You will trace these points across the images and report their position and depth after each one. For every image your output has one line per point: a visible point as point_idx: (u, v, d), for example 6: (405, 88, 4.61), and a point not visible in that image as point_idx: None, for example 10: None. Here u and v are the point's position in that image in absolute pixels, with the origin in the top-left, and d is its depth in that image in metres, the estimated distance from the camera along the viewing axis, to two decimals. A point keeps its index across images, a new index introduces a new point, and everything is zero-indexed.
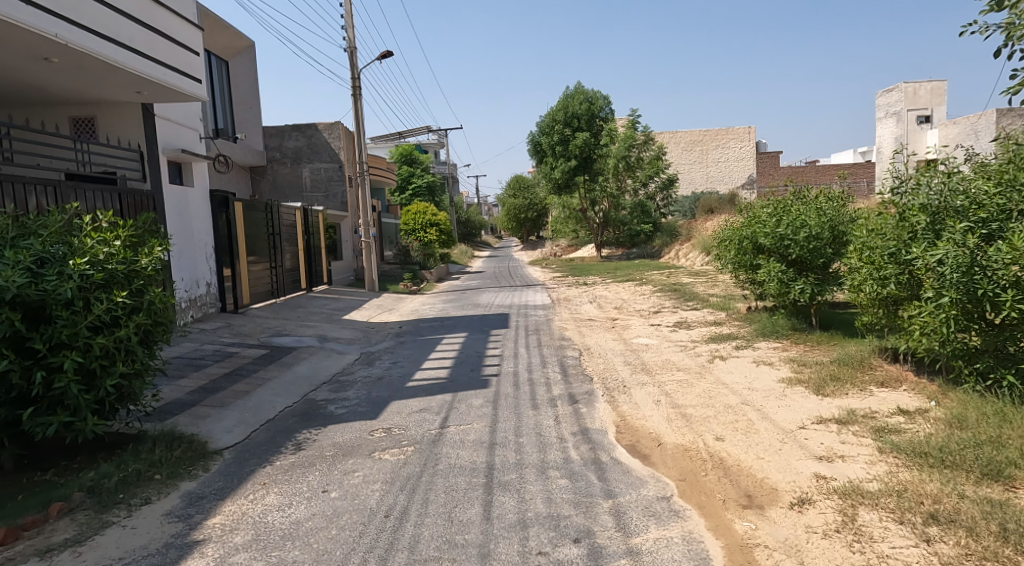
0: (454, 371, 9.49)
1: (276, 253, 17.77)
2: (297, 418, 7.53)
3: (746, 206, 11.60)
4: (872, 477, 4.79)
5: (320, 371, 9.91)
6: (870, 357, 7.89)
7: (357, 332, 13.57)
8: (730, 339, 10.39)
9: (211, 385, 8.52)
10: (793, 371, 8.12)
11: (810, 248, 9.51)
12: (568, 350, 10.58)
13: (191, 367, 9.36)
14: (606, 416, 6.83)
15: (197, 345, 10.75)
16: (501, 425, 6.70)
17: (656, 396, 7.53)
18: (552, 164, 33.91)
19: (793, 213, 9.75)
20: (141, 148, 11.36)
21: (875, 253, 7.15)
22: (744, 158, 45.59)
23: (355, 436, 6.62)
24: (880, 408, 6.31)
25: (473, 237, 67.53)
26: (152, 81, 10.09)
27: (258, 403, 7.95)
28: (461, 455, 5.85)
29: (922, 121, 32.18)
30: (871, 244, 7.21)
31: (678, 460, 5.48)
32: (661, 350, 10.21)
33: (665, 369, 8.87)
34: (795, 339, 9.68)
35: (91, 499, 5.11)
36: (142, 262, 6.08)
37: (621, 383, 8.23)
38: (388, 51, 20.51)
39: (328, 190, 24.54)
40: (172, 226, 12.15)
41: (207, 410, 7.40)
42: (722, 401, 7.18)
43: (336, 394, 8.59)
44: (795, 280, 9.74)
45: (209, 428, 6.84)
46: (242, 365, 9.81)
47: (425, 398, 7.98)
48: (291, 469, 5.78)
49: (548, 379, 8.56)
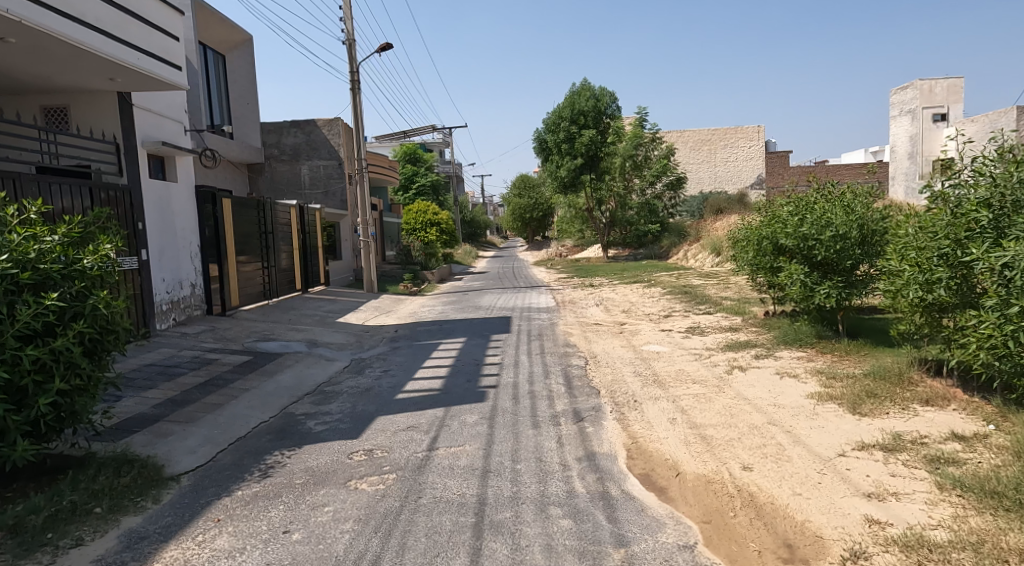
0: (449, 382, 8.67)
1: (270, 253, 17.03)
2: (271, 436, 6.77)
3: (764, 204, 10.72)
4: (938, 524, 3.98)
5: (305, 382, 9.11)
6: (909, 370, 7.08)
7: (350, 337, 12.81)
8: (748, 347, 9.60)
9: (182, 397, 7.78)
10: (822, 385, 7.32)
11: (836, 249, 8.56)
12: (573, 358, 9.80)
13: (163, 376, 8.62)
14: (615, 438, 6.07)
15: (174, 352, 10.03)
16: (496, 447, 5.94)
17: (671, 413, 6.75)
18: (557, 162, 33.54)
19: (816, 211, 8.85)
20: (117, 140, 10.62)
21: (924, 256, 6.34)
22: (753, 158, 44.77)
23: (332, 460, 5.84)
24: (930, 432, 5.52)
25: (478, 237, 66.85)
26: (124, 66, 9.42)
27: (231, 418, 7.21)
28: (449, 486, 5.07)
29: (938, 120, 31.26)
30: (917, 245, 6.40)
31: (701, 497, 4.69)
32: (674, 360, 9.38)
33: (680, 382, 8.04)
34: (822, 349, 8.84)
35: (12, 539, 4.36)
36: (85, 262, 5.35)
37: (631, 397, 7.45)
38: (388, 44, 19.84)
39: (327, 188, 23.75)
40: (150, 222, 11.38)
41: (171, 427, 6.66)
42: (745, 420, 6.38)
43: (318, 408, 7.82)
44: (819, 284, 8.83)
45: (167, 450, 6.08)
46: (220, 374, 9.06)
47: (414, 413, 7.21)
48: (252, 502, 5.02)
49: (551, 392, 7.78)
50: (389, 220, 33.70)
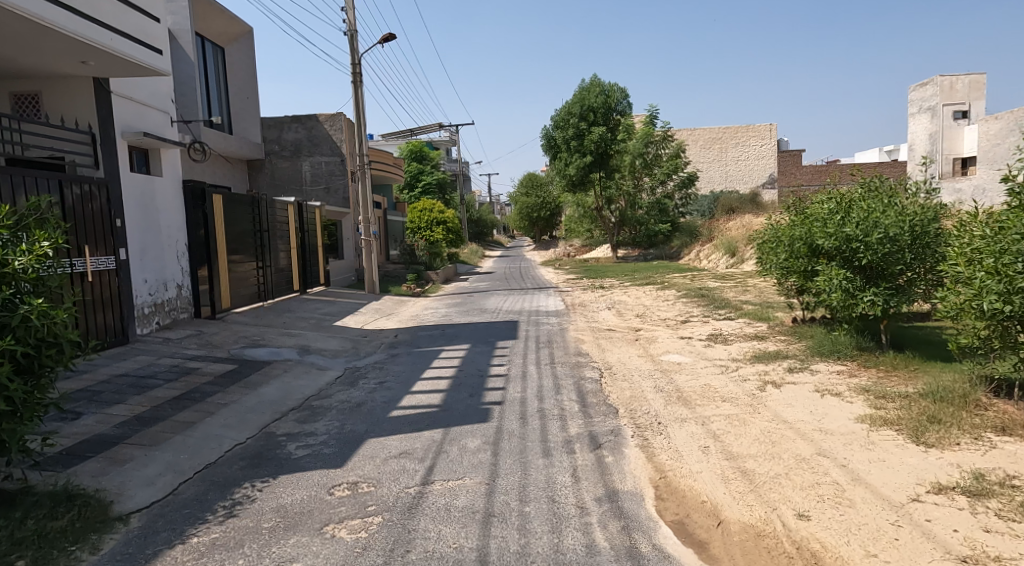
0: (450, 397, 7.80)
1: (266, 253, 16.22)
2: (244, 463, 5.93)
3: (795, 201, 9.80)
4: None
5: (291, 395, 8.25)
6: (974, 391, 6.21)
7: (345, 343, 11.93)
8: (779, 359, 8.70)
9: (151, 414, 6.96)
10: (872, 407, 6.44)
11: (884, 253, 7.64)
12: (587, 370, 8.91)
13: (134, 389, 7.79)
14: (639, 471, 5.21)
15: (152, 361, 9.21)
16: (502, 481, 5.11)
17: (702, 440, 5.89)
18: (565, 160, 31.76)
19: (861, 209, 7.93)
20: (93, 130, 9.80)
21: (1017, 261, 5.51)
22: (765, 156, 43.80)
23: (309, 497, 5.00)
24: (1019, 472, 4.65)
25: (485, 237, 66.02)
26: (95, 47, 8.64)
27: (202, 440, 6.39)
28: (444, 536, 4.25)
29: (959, 117, 30.21)
30: (1010, 246, 5.55)
31: (753, 558, 3.90)
32: (698, 373, 8.48)
33: (707, 401, 7.15)
34: (864, 362, 7.95)
35: None
36: (15, 264, 4.56)
37: (655, 419, 6.57)
38: (389, 35, 19.06)
39: (329, 185, 22.90)
40: (131, 219, 10.58)
41: (131, 451, 5.84)
42: (789, 449, 5.51)
43: (302, 427, 6.97)
44: (863, 290, 7.93)
45: (121, 481, 5.24)
46: (198, 386, 8.23)
47: (409, 436, 6.38)
48: (207, 554, 4.20)
49: (563, 411, 6.91)
50: (393, 218, 32.83)
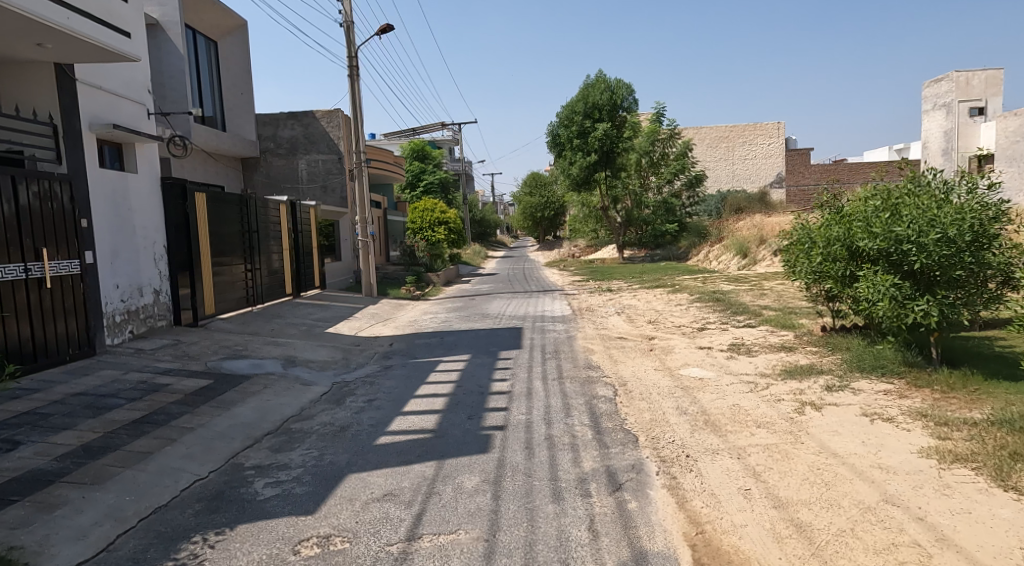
0: (445, 420, 6.89)
1: (256, 254, 15.33)
2: (201, 505, 5.03)
3: (828, 200, 8.88)
4: None
5: (267, 417, 7.34)
6: None
7: (334, 353, 11.02)
8: (813, 374, 7.75)
9: (101, 442, 6.06)
10: (936, 437, 5.51)
11: (941, 257, 6.73)
12: (600, 386, 7.98)
13: (89, 411, 6.89)
14: (671, 522, 4.33)
15: (117, 375, 8.31)
16: (505, 534, 4.24)
17: (742, 480, 4.97)
18: (569, 158, 30.75)
19: (913, 207, 7.03)
20: (54, 122, 8.93)
21: None
22: (773, 155, 42.87)
23: (268, 559, 4.11)
24: None
25: (488, 237, 65.19)
26: (52, 29, 7.75)
27: (155, 475, 5.48)
28: None
29: (976, 113, 29.24)
30: None
31: None
32: (724, 391, 7.55)
33: (739, 427, 6.23)
34: (914, 382, 6.99)
35: None
36: None
37: (682, 451, 5.65)
38: (388, 26, 18.22)
39: (325, 183, 21.97)
40: (101, 218, 9.72)
41: (66, 493, 4.95)
42: (848, 493, 4.61)
43: (274, 457, 6.07)
44: (914, 300, 6.99)
45: (44, 535, 4.34)
46: (164, 406, 7.33)
47: (396, 470, 5.49)
48: None
49: (575, 440, 5.99)
50: (393, 218, 31.93)
